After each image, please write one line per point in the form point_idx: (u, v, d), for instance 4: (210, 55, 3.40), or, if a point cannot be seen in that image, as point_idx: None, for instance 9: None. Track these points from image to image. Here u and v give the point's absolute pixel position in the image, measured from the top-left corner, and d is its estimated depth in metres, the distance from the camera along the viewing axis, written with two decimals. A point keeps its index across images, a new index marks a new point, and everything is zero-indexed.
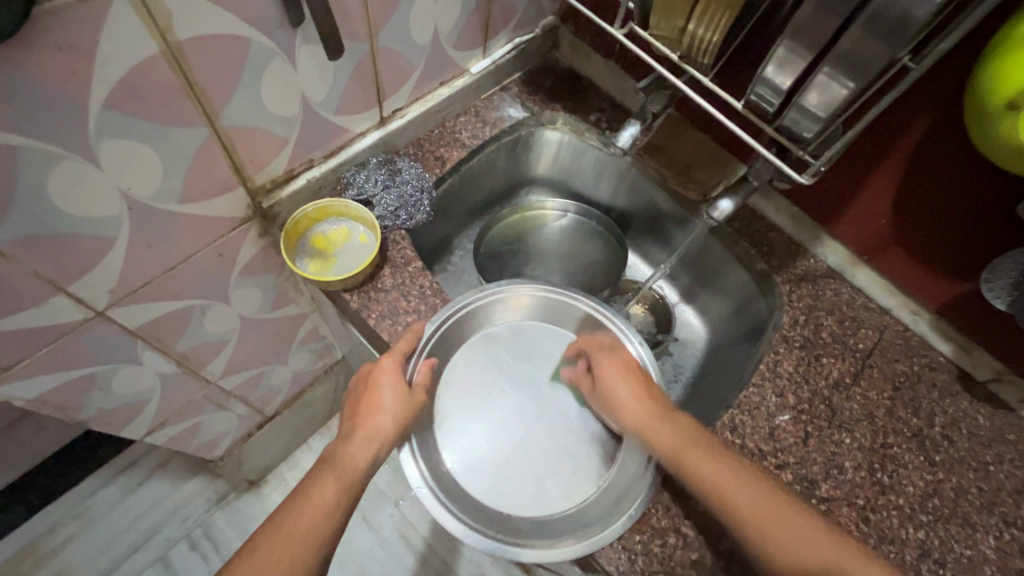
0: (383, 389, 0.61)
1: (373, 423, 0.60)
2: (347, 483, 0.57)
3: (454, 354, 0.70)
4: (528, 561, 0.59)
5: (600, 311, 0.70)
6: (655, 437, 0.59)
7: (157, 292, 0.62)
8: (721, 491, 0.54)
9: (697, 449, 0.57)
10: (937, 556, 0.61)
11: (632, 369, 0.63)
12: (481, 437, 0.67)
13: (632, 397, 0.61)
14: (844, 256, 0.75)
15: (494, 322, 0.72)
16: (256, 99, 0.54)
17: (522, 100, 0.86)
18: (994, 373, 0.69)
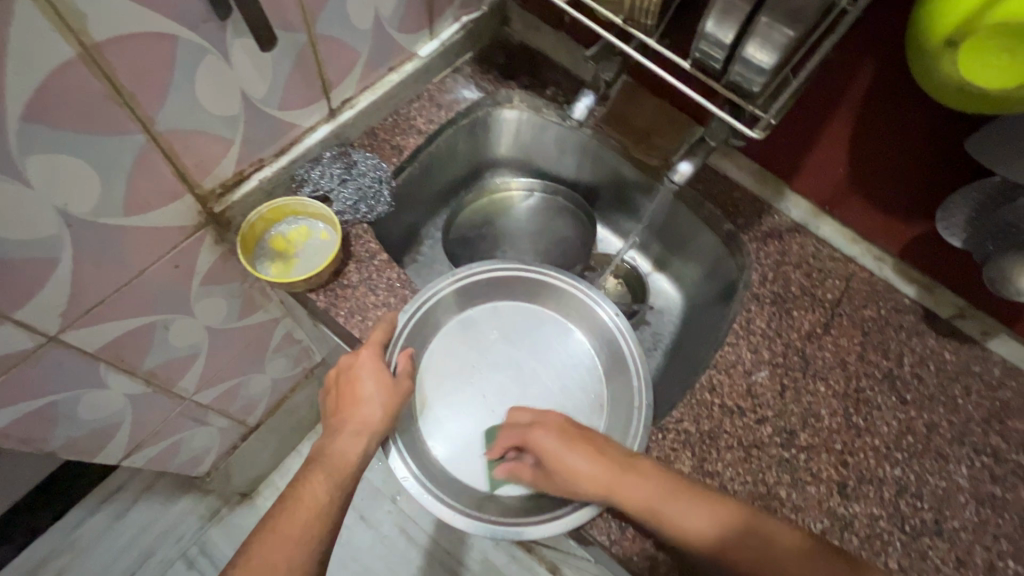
0: (364, 380, 0.60)
1: (358, 416, 0.59)
2: (338, 478, 0.57)
3: (431, 343, 0.70)
4: (528, 538, 0.59)
5: (574, 285, 0.70)
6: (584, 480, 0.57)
7: (113, 311, 0.59)
8: (660, 515, 0.54)
9: (625, 480, 0.56)
10: (915, 490, 0.63)
11: (567, 432, 0.61)
12: (466, 422, 0.67)
13: (588, 465, 0.57)
14: (807, 209, 0.76)
15: (468, 307, 0.72)
16: (191, 100, 0.52)
17: (476, 80, 0.84)
18: (957, 310, 0.71)
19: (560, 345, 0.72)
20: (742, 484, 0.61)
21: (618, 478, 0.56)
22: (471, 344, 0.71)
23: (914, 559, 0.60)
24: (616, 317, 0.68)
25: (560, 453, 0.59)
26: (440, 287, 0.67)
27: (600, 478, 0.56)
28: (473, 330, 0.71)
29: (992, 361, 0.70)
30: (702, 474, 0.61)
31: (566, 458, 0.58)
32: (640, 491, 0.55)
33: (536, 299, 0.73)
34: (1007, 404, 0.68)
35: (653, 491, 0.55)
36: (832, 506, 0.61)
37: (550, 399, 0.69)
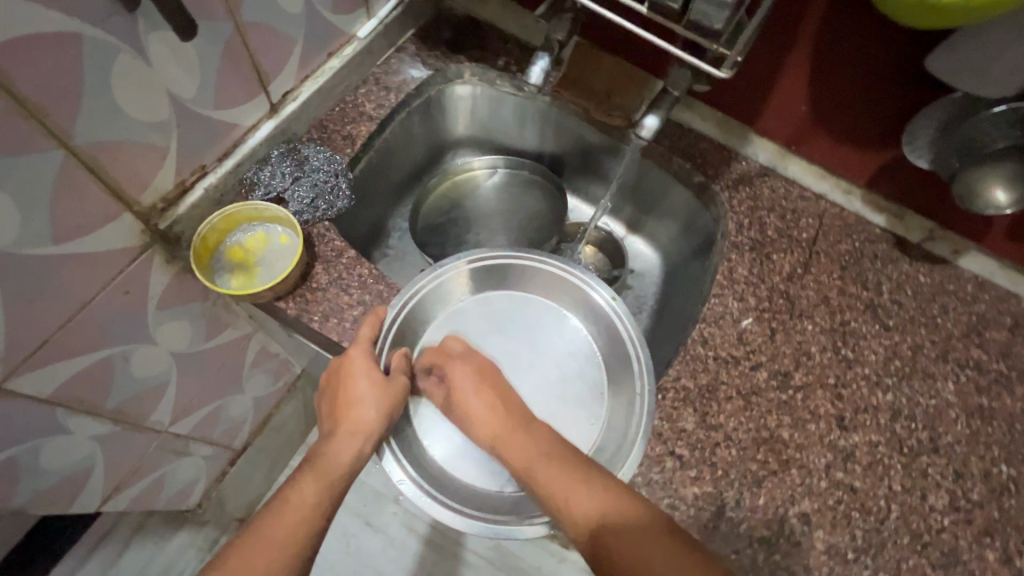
0: (358, 381, 0.57)
1: (355, 417, 0.56)
2: (329, 482, 0.54)
3: (422, 338, 0.67)
4: (524, 537, 0.56)
5: (564, 268, 0.67)
6: (505, 447, 0.57)
7: (62, 349, 0.54)
8: (554, 496, 0.52)
9: (537, 456, 0.55)
10: (908, 412, 0.64)
11: (485, 373, 0.62)
12: None
13: (484, 408, 0.60)
14: (772, 151, 0.76)
15: (456, 298, 0.68)
16: (111, 106, 0.47)
17: (422, 58, 0.80)
18: (927, 233, 0.72)
19: (557, 334, 0.68)
20: (745, 431, 0.61)
21: (534, 466, 0.54)
22: (465, 336, 0.68)
23: (916, 478, 0.61)
24: (612, 301, 0.65)
25: (469, 393, 0.60)
26: (421, 283, 0.64)
27: (496, 423, 0.59)
28: (464, 322, 0.68)
29: (965, 277, 0.72)
30: (705, 428, 0.61)
31: (471, 403, 0.60)
32: (544, 477, 0.53)
33: (529, 287, 0.69)
34: (983, 316, 0.69)
35: (559, 484, 0.52)
36: (833, 439, 0.62)
37: (548, 390, 0.66)
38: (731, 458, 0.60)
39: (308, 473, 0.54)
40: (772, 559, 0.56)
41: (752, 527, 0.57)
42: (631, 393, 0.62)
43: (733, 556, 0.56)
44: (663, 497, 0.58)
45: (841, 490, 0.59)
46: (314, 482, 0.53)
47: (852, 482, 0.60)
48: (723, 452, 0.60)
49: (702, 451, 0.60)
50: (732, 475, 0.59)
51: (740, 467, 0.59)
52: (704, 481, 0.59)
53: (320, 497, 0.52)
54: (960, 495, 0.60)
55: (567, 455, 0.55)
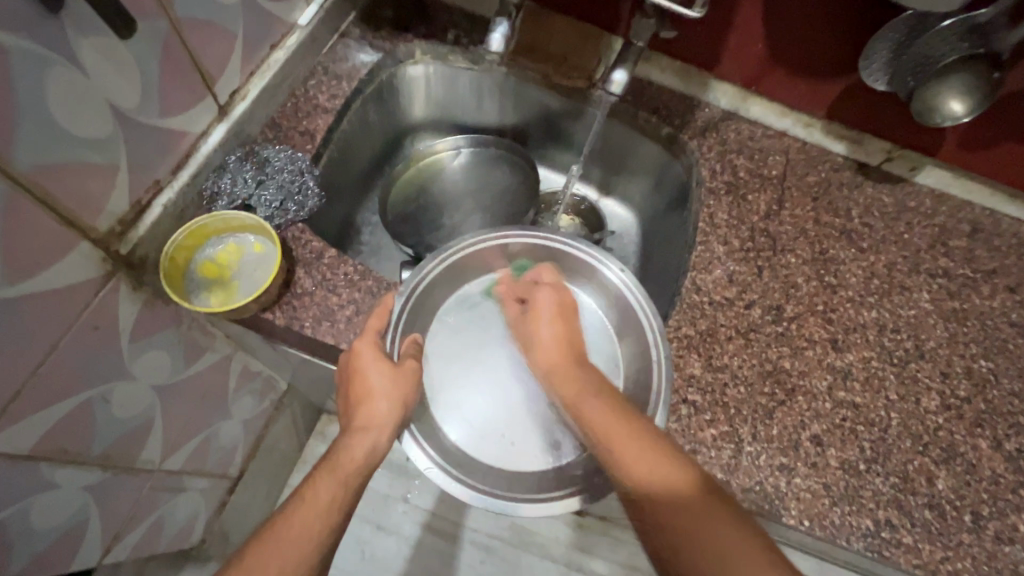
0: (371, 372, 0.55)
1: (369, 411, 0.54)
2: (345, 476, 0.51)
3: (433, 324, 0.67)
4: (558, 512, 0.56)
5: (570, 244, 0.67)
6: (560, 379, 0.58)
7: (36, 399, 0.50)
8: (598, 430, 0.51)
9: (609, 409, 0.52)
10: (892, 325, 0.68)
11: (566, 312, 0.63)
12: (482, 402, 0.65)
13: (551, 337, 0.61)
14: (733, 94, 0.77)
15: (464, 282, 0.69)
16: (49, 124, 0.43)
17: (369, 41, 0.76)
18: (885, 154, 0.76)
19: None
20: (750, 368, 0.63)
21: (620, 438, 0.49)
22: (476, 319, 0.68)
23: (909, 385, 0.64)
24: (622, 274, 0.65)
25: (543, 316, 0.62)
26: (430, 267, 0.63)
27: (558, 354, 0.59)
28: (476, 306, 0.69)
29: (923, 193, 0.76)
30: (712, 371, 0.62)
31: (554, 360, 0.59)
32: (595, 415, 0.52)
33: (535, 263, 0.69)
34: (944, 227, 0.74)
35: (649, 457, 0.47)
36: (831, 362, 0.64)
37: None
38: (740, 395, 0.61)
39: (324, 468, 0.51)
40: (793, 483, 0.59)
41: (770, 457, 0.59)
42: (646, 357, 0.62)
43: (756, 488, 0.58)
44: (684, 443, 0.59)
45: (845, 408, 0.62)
46: (334, 476, 0.50)
47: (853, 399, 0.63)
48: (732, 392, 0.62)
49: (712, 394, 0.61)
50: (744, 411, 0.61)
51: (750, 402, 0.61)
52: (719, 422, 0.60)
53: (340, 493, 0.49)
54: (949, 393, 0.64)
55: (643, 426, 0.50)
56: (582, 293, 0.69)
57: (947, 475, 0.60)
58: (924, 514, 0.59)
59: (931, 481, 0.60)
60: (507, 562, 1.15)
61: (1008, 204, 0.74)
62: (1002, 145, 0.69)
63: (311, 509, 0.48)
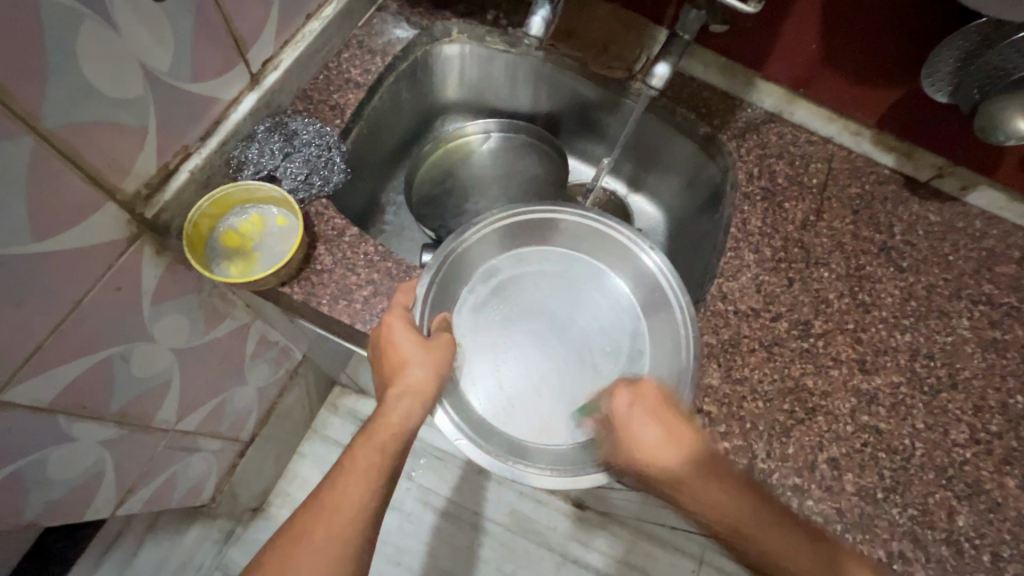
0: (401, 341, 0.54)
1: (401, 380, 0.54)
2: (380, 443, 0.51)
3: (458, 297, 0.67)
4: (587, 484, 0.58)
5: (605, 223, 0.66)
6: (665, 466, 0.53)
7: (58, 355, 0.51)
8: (675, 485, 0.53)
9: (713, 483, 0.52)
10: (926, 351, 0.64)
11: (662, 411, 0.55)
12: (506, 374, 0.65)
13: (659, 441, 0.53)
14: (778, 96, 0.73)
15: (491, 256, 0.69)
16: (79, 80, 0.43)
17: (406, 17, 0.74)
18: (936, 170, 0.72)
19: (594, 289, 0.69)
20: (771, 383, 0.61)
21: (665, 448, 0.53)
22: (503, 293, 0.68)
23: (938, 415, 0.62)
24: (655, 256, 0.64)
25: (641, 424, 0.54)
26: (459, 239, 0.64)
27: (668, 456, 0.53)
28: (501, 278, 0.69)
29: (973, 214, 0.72)
30: (730, 382, 0.60)
31: (671, 459, 0.53)
32: (705, 497, 0.52)
33: (563, 243, 0.70)
34: (992, 251, 0.70)
35: (683, 462, 0.53)
36: (856, 384, 0.62)
37: (588, 347, 0.67)
38: (758, 412, 0.59)
39: (361, 438, 0.52)
40: (804, 505, 0.57)
41: (783, 476, 0.57)
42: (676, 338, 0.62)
43: None
44: None
45: (867, 433, 0.60)
46: (370, 445, 0.51)
47: (877, 424, 0.60)
48: (749, 405, 0.60)
49: (728, 406, 0.59)
50: (760, 428, 0.59)
51: (767, 418, 0.59)
52: (734, 435, 0.58)
53: (379, 465, 0.50)
54: (980, 427, 0.61)
55: (721, 473, 0.53)
56: (609, 272, 0.69)
57: (969, 511, 0.58)
58: (940, 549, 0.56)
59: (951, 516, 0.57)
60: (505, 548, 1.16)
61: None
62: None
63: (351, 477, 0.49)
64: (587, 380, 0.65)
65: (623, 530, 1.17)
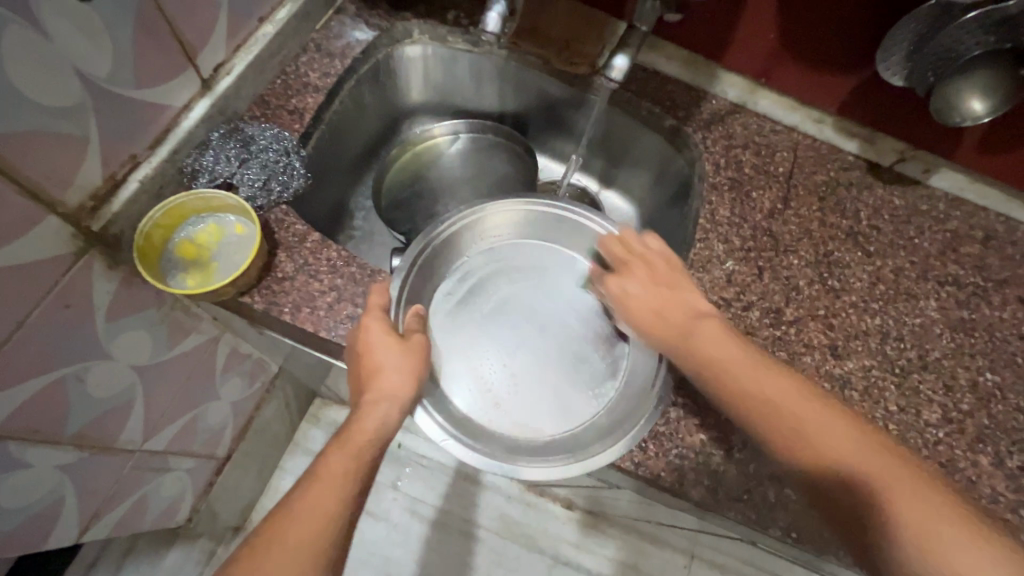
0: (381, 347, 0.53)
1: (381, 384, 0.52)
2: (358, 450, 0.49)
3: (433, 300, 0.66)
4: (574, 475, 0.55)
5: (577, 213, 0.66)
6: (701, 347, 0.51)
7: (3, 377, 0.49)
8: (779, 406, 0.46)
9: (764, 369, 0.48)
10: (896, 334, 0.65)
11: (655, 268, 0.57)
12: (489, 372, 0.63)
13: (642, 288, 0.57)
14: (742, 87, 0.74)
15: (464, 255, 0.68)
16: (6, 85, 0.40)
17: (365, 18, 0.73)
18: (898, 155, 0.72)
19: (572, 280, 0.69)
20: None
21: (690, 332, 0.52)
22: (478, 292, 0.67)
23: (910, 396, 0.62)
24: None
25: (636, 278, 0.57)
26: (429, 239, 0.63)
27: (658, 296, 0.55)
28: (476, 278, 0.68)
29: (937, 196, 0.73)
30: None
31: (726, 352, 0.50)
32: (745, 374, 0.48)
33: (540, 235, 0.70)
34: (957, 232, 0.71)
35: (682, 300, 0.55)
36: (829, 369, 0.62)
37: (570, 337, 0.66)
38: None
39: (337, 442, 0.50)
40: (782, 493, 0.56)
41: (760, 465, 0.57)
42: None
43: (744, 496, 0.56)
44: (671, 447, 0.57)
45: None
46: (346, 451, 0.49)
47: (851, 408, 0.60)
48: None
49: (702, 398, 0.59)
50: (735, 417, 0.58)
51: None
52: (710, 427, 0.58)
53: (352, 471, 0.48)
54: (952, 407, 0.62)
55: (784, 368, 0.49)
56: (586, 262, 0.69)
57: None
58: None
59: None
60: (496, 554, 1.14)
61: None
62: (1019, 148, 0.67)
63: (324, 485, 0.47)
64: (571, 369, 0.64)
65: (612, 530, 1.16)
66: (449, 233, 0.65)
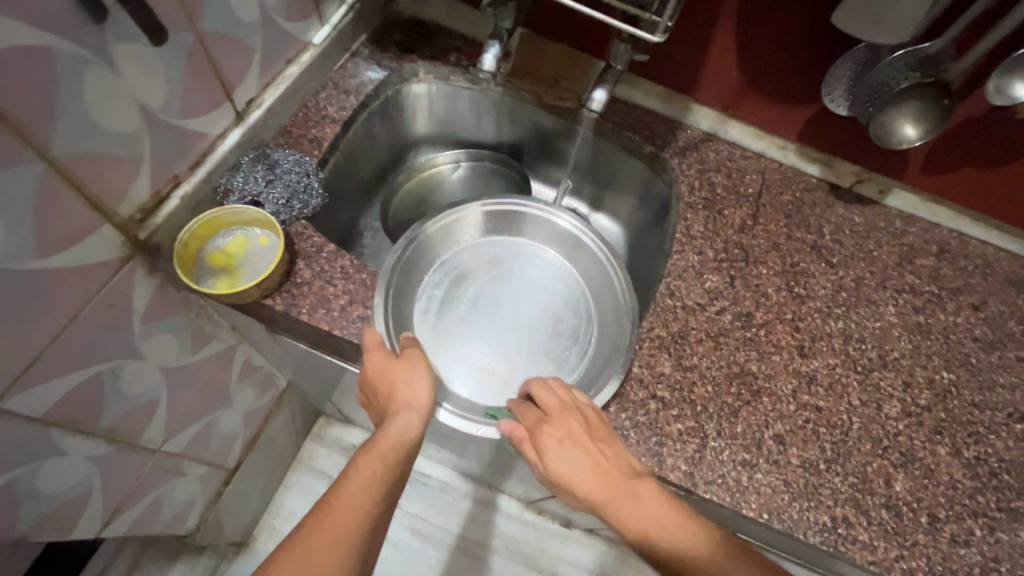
0: (387, 364, 0.59)
1: (398, 398, 0.58)
2: (381, 454, 0.54)
3: (413, 320, 0.73)
4: None
5: (523, 203, 0.78)
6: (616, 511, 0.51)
7: (54, 367, 0.55)
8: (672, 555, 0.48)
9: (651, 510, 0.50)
10: (858, 335, 0.71)
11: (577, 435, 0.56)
12: (484, 360, 0.73)
13: (589, 465, 0.53)
14: (713, 117, 0.82)
15: (424, 275, 0.76)
16: (85, 114, 0.48)
17: (377, 60, 0.83)
18: (856, 177, 0.80)
19: (525, 263, 0.80)
20: (718, 369, 0.66)
21: (623, 490, 0.51)
22: (448, 300, 0.76)
23: (872, 392, 0.67)
24: (571, 219, 0.77)
25: (575, 447, 0.54)
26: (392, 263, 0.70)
27: (602, 484, 0.52)
28: (441, 290, 0.76)
29: (892, 214, 0.80)
30: (681, 369, 0.66)
31: (627, 510, 0.50)
32: (632, 512, 0.50)
33: (493, 230, 0.80)
34: (912, 246, 0.78)
35: (617, 475, 0.53)
36: (796, 367, 0.68)
37: (537, 308, 0.77)
38: (706, 395, 0.65)
39: (363, 450, 0.55)
40: (754, 479, 0.61)
41: (733, 453, 0.62)
42: (604, 272, 0.75)
43: (719, 482, 0.61)
44: (650, 436, 0.62)
45: (809, 411, 0.65)
46: (372, 455, 0.54)
47: (817, 402, 0.66)
48: (699, 390, 0.65)
49: (680, 392, 0.64)
50: (710, 410, 0.64)
51: (716, 401, 0.64)
52: (686, 417, 0.63)
53: (379, 469, 0.53)
54: (910, 402, 0.67)
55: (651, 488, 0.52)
56: (535, 245, 0.80)
57: (905, 477, 0.63)
58: (880, 513, 0.61)
59: (889, 482, 0.62)
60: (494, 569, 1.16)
61: (973, 226, 0.79)
62: (959, 168, 0.75)
63: (353, 482, 0.52)
64: (544, 333, 0.75)
65: (604, 544, 1.20)
66: (407, 255, 0.72)
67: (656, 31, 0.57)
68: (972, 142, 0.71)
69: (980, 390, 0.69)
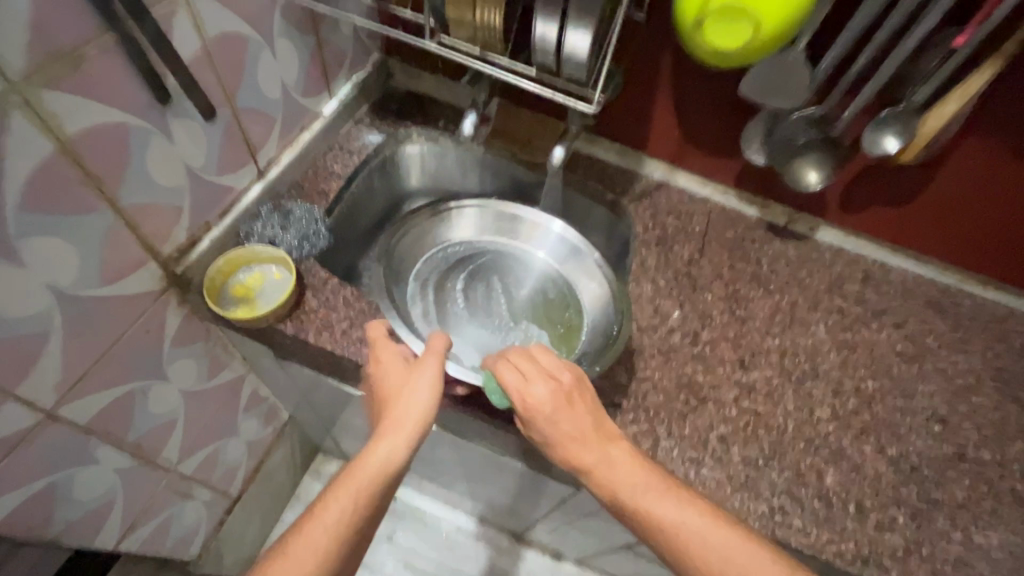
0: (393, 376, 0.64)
1: (393, 411, 0.62)
2: (358, 479, 0.56)
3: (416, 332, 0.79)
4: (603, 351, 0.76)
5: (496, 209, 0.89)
6: (610, 478, 0.58)
7: (99, 381, 0.65)
8: (673, 529, 0.54)
9: (659, 489, 0.57)
10: (792, 350, 0.82)
11: (570, 393, 0.63)
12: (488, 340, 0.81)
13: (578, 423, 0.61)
14: (663, 168, 0.97)
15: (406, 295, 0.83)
16: (145, 174, 0.61)
17: (377, 126, 0.98)
18: (788, 216, 0.94)
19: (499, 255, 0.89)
20: (669, 380, 0.76)
21: (613, 454, 0.59)
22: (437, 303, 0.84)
23: (805, 398, 0.77)
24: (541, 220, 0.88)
25: (566, 406, 0.61)
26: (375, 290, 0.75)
27: (596, 443, 0.60)
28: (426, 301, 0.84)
29: (823, 247, 0.93)
30: (637, 380, 0.76)
31: (632, 482, 0.57)
32: (636, 477, 0.58)
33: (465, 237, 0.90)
34: (841, 274, 0.90)
35: (608, 441, 0.60)
36: (738, 377, 0.78)
37: (518, 286, 0.87)
38: (659, 402, 0.74)
39: (345, 472, 0.57)
40: (701, 474, 0.70)
41: (683, 451, 0.71)
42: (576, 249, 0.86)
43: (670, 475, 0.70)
44: None
45: (749, 415, 0.75)
46: (349, 480, 0.56)
47: (756, 407, 0.75)
48: (653, 398, 0.75)
49: (636, 400, 0.74)
50: (662, 415, 0.73)
51: (668, 406, 0.74)
52: (641, 421, 0.73)
53: (354, 499, 0.55)
54: (840, 406, 0.77)
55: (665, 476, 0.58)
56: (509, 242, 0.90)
57: (836, 472, 0.71)
58: (814, 503, 0.69)
59: (821, 476, 0.71)
60: None
61: (893, 255, 0.91)
62: (872, 208, 0.88)
63: (324, 513, 0.54)
64: (529, 304, 0.85)
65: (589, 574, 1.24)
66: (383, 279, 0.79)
67: (591, 104, 0.72)
68: (879, 182, 0.84)
69: (902, 396, 0.79)
